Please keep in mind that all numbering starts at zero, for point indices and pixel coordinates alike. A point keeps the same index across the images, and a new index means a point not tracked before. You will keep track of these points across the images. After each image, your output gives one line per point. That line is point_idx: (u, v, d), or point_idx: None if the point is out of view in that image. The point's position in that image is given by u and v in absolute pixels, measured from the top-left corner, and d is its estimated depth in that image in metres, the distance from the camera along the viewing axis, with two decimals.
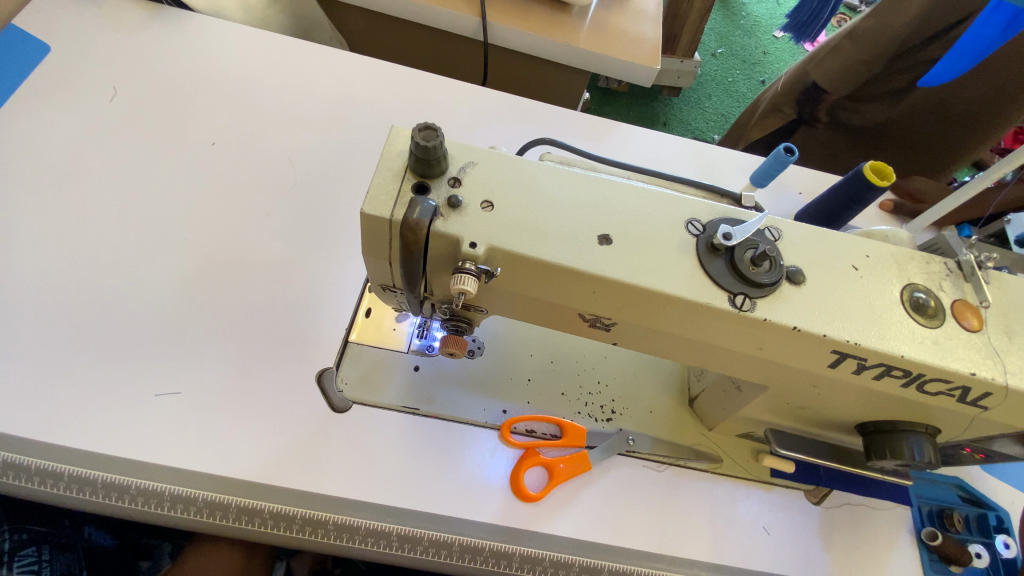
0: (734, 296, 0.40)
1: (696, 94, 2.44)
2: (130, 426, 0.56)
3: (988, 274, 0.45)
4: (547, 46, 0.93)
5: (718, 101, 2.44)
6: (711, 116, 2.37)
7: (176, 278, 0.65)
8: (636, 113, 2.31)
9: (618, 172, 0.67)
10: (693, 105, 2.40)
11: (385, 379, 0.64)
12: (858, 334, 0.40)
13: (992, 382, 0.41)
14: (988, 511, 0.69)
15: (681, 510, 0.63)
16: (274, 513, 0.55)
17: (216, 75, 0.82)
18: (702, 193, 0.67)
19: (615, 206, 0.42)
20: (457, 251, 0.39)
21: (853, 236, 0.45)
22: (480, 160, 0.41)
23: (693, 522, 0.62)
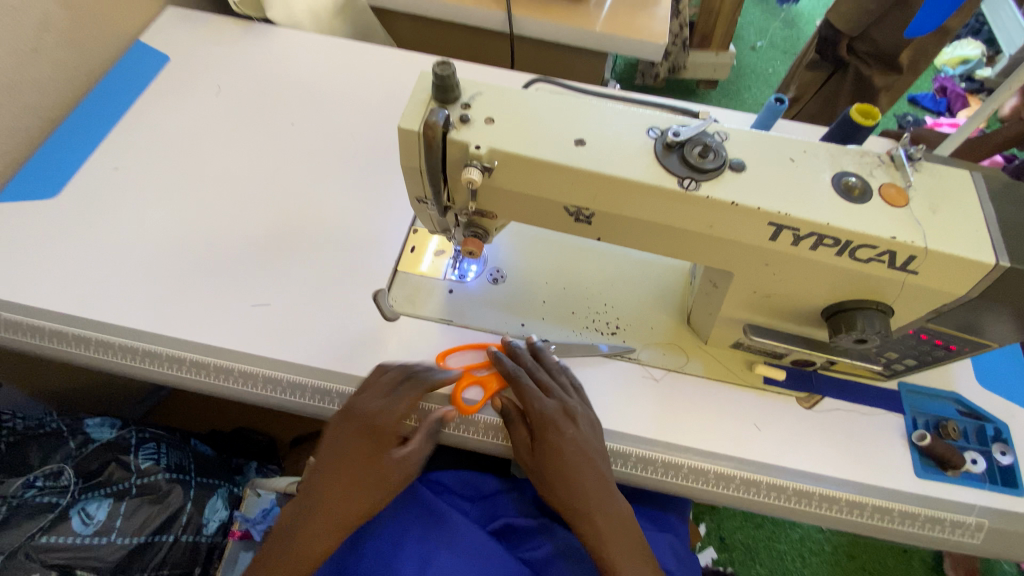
0: (683, 180, 0.51)
1: (735, 86, 2.49)
2: (233, 327, 0.74)
3: (918, 164, 0.54)
4: (565, 33, 1.06)
5: (758, 92, 2.48)
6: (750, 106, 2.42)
7: (263, 222, 0.83)
8: None
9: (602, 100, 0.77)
10: (731, 97, 2.46)
11: (425, 298, 0.78)
12: (788, 208, 0.50)
13: (911, 244, 0.49)
14: (985, 424, 0.74)
15: (530, 418, 0.66)
16: (341, 394, 0.71)
17: (293, 73, 1.01)
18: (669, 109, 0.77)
19: (591, 118, 0.54)
20: (466, 153, 0.52)
21: (792, 138, 0.55)
22: (484, 92, 0.55)
23: (540, 430, 0.64)
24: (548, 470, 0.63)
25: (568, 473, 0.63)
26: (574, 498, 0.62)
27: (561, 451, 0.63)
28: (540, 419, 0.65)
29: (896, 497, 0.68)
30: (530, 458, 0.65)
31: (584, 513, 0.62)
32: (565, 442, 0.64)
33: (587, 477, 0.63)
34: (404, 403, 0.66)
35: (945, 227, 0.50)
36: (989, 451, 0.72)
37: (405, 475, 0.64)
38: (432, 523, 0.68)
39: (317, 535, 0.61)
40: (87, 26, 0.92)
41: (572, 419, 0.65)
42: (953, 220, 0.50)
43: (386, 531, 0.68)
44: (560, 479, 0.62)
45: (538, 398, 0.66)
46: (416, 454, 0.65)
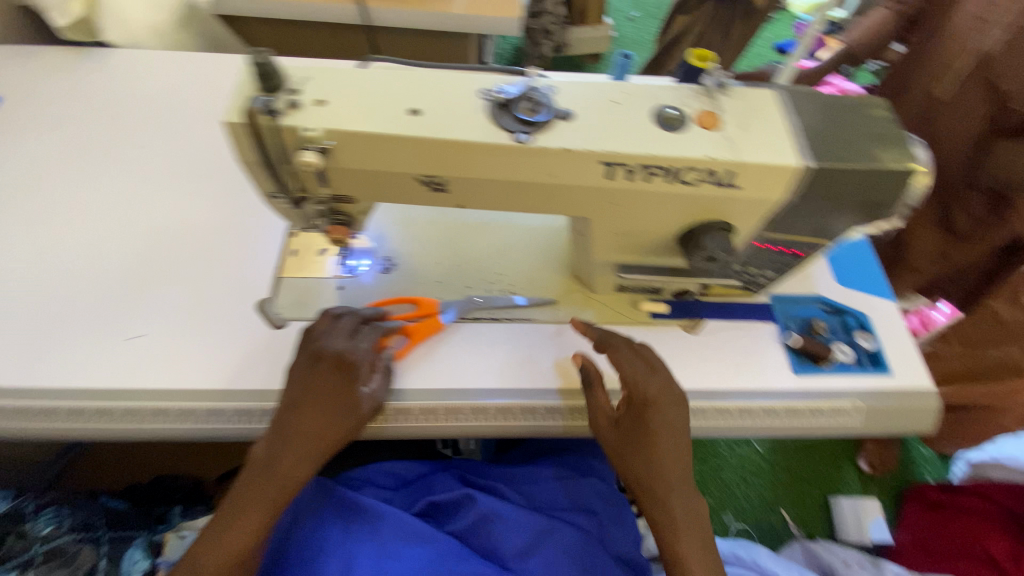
0: (517, 134, 0.53)
1: (619, 57, 2.59)
2: (108, 365, 0.69)
3: (727, 90, 0.59)
4: (422, 18, 1.06)
5: (642, 60, 2.59)
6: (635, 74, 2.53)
7: (127, 251, 0.78)
8: None
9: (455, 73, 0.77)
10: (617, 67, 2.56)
11: (313, 299, 0.77)
12: (616, 145, 0.53)
13: (727, 161, 0.54)
14: (847, 316, 0.82)
15: (632, 396, 0.62)
16: (237, 410, 0.68)
17: (141, 94, 0.96)
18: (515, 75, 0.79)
19: (422, 87, 0.55)
20: (300, 137, 0.51)
21: (615, 82, 0.59)
22: (313, 76, 0.54)
23: (634, 408, 0.62)
24: (633, 448, 0.61)
25: (651, 454, 0.60)
26: (656, 480, 0.60)
27: (647, 432, 0.61)
28: (641, 399, 0.61)
29: (779, 397, 0.75)
30: (614, 432, 0.63)
31: (659, 495, 0.60)
32: (657, 426, 0.61)
33: (667, 458, 0.60)
34: (370, 344, 0.67)
35: (754, 141, 0.55)
36: (853, 340, 0.81)
37: (372, 410, 0.66)
38: (355, 518, 0.69)
39: (296, 464, 0.61)
40: None
41: (664, 399, 0.62)
42: (761, 134, 0.56)
43: (308, 538, 0.67)
44: (642, 456, 0.60)
45: (638, 371, 0.63)
46: (381, 389, 0.68)
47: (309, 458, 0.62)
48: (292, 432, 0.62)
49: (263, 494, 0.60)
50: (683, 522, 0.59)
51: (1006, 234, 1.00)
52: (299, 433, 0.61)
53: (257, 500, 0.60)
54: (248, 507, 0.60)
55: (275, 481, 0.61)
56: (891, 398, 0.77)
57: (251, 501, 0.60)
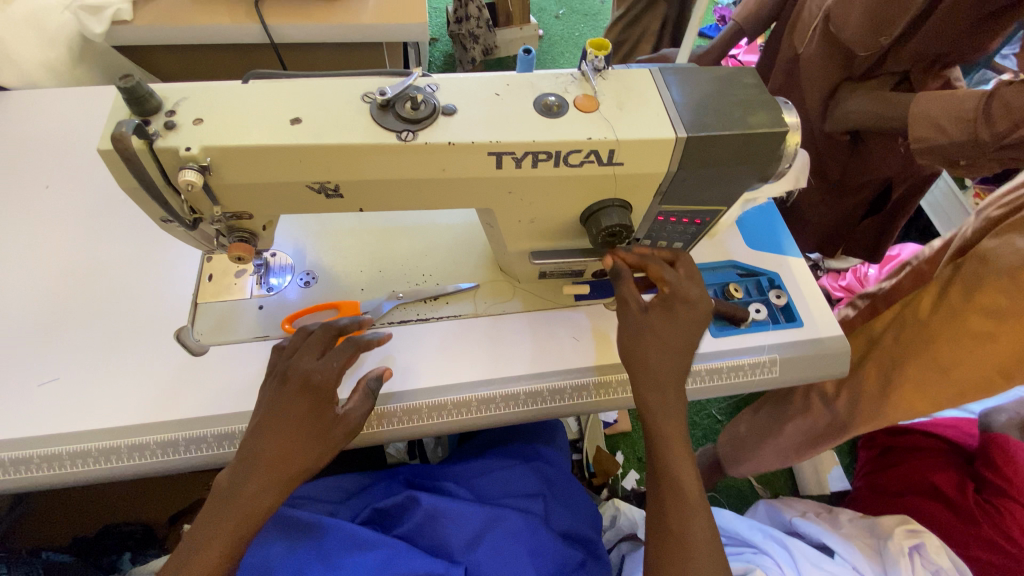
0: (400, 133, 0.54)
1: (550, 55, 2.65)
2: (20, 412, 0.67)
3: (604, 74, 0.62)
4: (327, 31, 1.06)
5: (571, 55, 2.65)
6: None
7: (33, 295, 0.76)
8: None
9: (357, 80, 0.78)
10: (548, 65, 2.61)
11: (235, 321, 0.76)
12: (498, 135, 0.55)
13: (605, 140, 0.57)
14: (760, 277, 0.87)
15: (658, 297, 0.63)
16: (161, 442, 0.67)
17: (39, 133, 0.93)
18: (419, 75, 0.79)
19: (302, 96, 0.55)
20: (180, 158, 0.51)
21: (497, 75, 0.61)
22: (190, 95, 0.54)
23: (671, 300, 0.63)
24: (647, 343, 0.61)
25: (678, 344, 0.61)
26: (666, 373, 0.61)
27: (684, 326, 0.62)
28: (679, 296, 0.63)
29: (701, 360, 0.79)
30: (640, 322, 0.62)
31: (663, 385, 0.61)
32: (676, 326, 0.62)
33: (673, 352, 0.61)
34: (341, 362, 0.60)
35: (630, 118, 0.58)
36: (766, 298, 0.85)
37: (346, 432, 0.61)
38: (298, 534, 0.69)
39: (262, 490, 0.55)
40: None
41: (699, 298, 0.63)
42: (637, 111, 0.59)
43: (252, 561, 0.67)
44: (651, 346, 0.61)
45: (672, 273, 0.64)
46: (359, 409, 0.62)
47: (273, 485, 0.56)
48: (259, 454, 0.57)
49: (219, 523, 0.55)
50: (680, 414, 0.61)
51: (877, 175, 1.05)
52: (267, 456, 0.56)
53: (212, 527, 0.55)
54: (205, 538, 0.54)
55: (234, 510, 0.55)
56: (805, 347, 0.81)
57: (208, 528, 0.55)
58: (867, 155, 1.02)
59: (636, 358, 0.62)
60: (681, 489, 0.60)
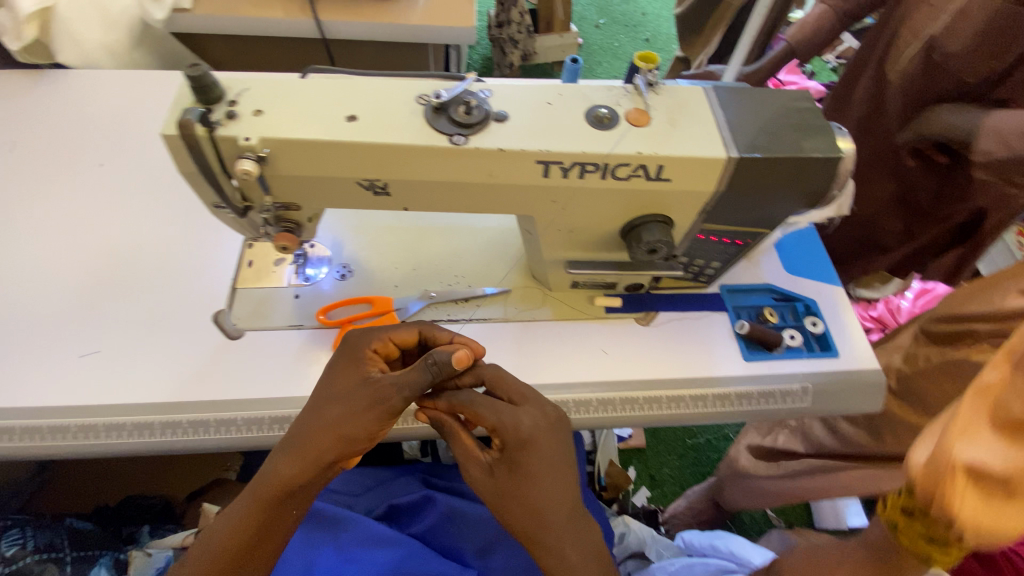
0: (452, 137, 0.55)
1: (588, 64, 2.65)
2: (61, 381, 0.69)
3: (657, 89, 0.61)
4: (377, 29, 1.08)
5: (609, 65, 2.65)
6: None
7: (80, 269, 0.78)
8: None
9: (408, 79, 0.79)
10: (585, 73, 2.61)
11: (271, 308, 0.77)
12: (548, 144, 0.55)
13: (655, 155, 0.56)
14: (797, 302, 0.85)
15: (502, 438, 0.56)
16: (192, 421, 0.69)
17: (96, 113, 0.96)
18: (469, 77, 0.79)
19: (358, 95, 0.56)
20: (238, 147, 0.53)
21: (550, 84, 0.61)
22: (252, 87, 0.56)
23: (507, 454, 0.55)
24: (503, 498, 0.56)
25: (525, 495, 0.54)
26: (547, 523, 0.54)
27: (517, 473, 0.54)
28: (512, 443, 0.55)
29: (731, 383, 0.77)
30: (487, 481, 0.56)
31: (552, 536, 0.54)
32: (525, 471, 0.54)
33: (545, 495, 0.54)
34: (387, 334, 0.62)
35: (682, 135, 0.58)
36: (801, 325, 0.83)
37: (372, 400, 0.56)
38: (315, 525, 0.70)
39: (276, 476, 0.55)
40: None
41: (539, 431, 0.55)
42: (689, 128, 0.58)
43: None
44: (529, 488, 0.54)
45: (516, 412, 0.56)
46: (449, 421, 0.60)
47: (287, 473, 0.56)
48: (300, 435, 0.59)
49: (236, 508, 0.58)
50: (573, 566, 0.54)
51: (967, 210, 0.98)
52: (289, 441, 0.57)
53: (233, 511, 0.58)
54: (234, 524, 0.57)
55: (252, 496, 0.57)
56: (837, 378, 0.80)
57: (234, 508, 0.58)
58: (953, 186, 0.97)
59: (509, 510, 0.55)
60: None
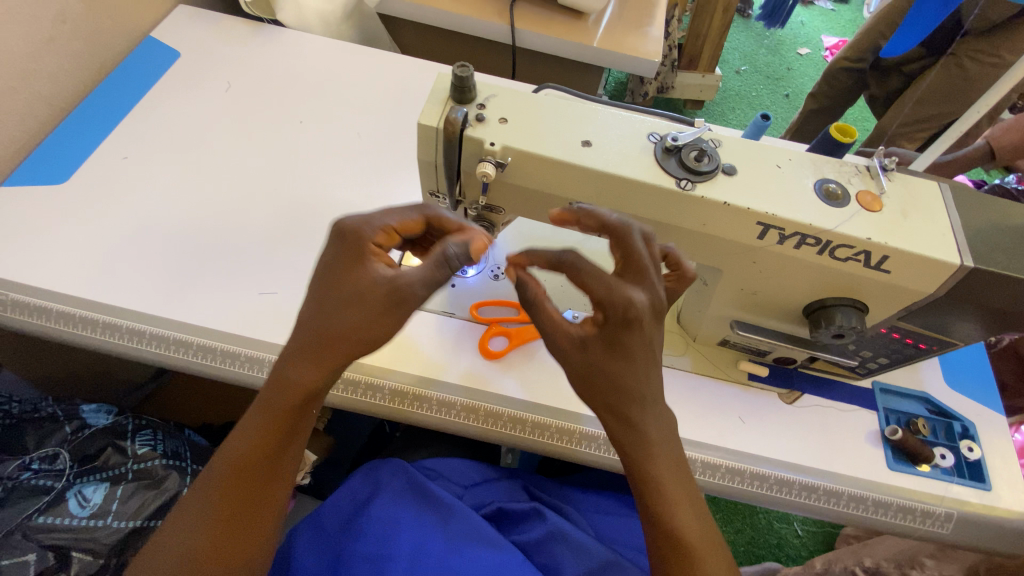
0: (680, 181, 0.55)
1: (720, 107, 2.59)
2: (242, 312, 0.76)
3: (892, 174, 0.59)
4: (564, 46, 1.12)
5: (742, 113, 2.58)
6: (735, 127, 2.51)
7: (270, 213, 0.85)
8: None
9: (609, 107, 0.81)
10: (716, 117, 2.55)
11: (430, 291, 0.82)
12: (774, 208, 0.55)
13: (883, 244, 0.54)
14: (954, 421, 0.79)
15: (608, 313, 0.49)
16: (346, 379, 0.73)
17: (301, 74, 1.04)
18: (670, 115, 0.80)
19: (595, 122, 0.58)
20: (481, 149, 0.56)
21: (778, 146, 0.60)
22: (499, 94, 0.59)
23: (607, 330, 0.50)
24: (599, 373, 0.51)
25: (622, 375, 0.50)
26: (636, 408, 0.51)
27: (619, 349, 0.50)
28: (618, 321, 0.49)
29: (869, 488, 0.73)
30: (578, 353, 0.52)
31: (638, 411, 0.51)
32: (637, 345, 0.50)
33: (640, 378, 0.51)
34: (387, 223, 0.53)
35: (914, 229, 0.55)
36: (956, 447, 0.77)
37: (385, 290, 0.49)
38: (425, 507, 0.72)
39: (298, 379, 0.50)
40: (98, 18, 0.94)
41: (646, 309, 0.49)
42: (922, 223, 0.56)
43: (384, 517, 0.70)
44: (626, 371, 0.50)
45: (626, 287, 0.49)
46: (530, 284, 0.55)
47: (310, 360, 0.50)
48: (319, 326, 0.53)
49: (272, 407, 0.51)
50: (659, 450, 0.52)
51: None
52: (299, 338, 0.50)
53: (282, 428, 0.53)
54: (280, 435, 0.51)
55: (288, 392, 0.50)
56: (988, 515, 0.73)
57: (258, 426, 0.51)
58: None
59: (592, 387, 0.52)
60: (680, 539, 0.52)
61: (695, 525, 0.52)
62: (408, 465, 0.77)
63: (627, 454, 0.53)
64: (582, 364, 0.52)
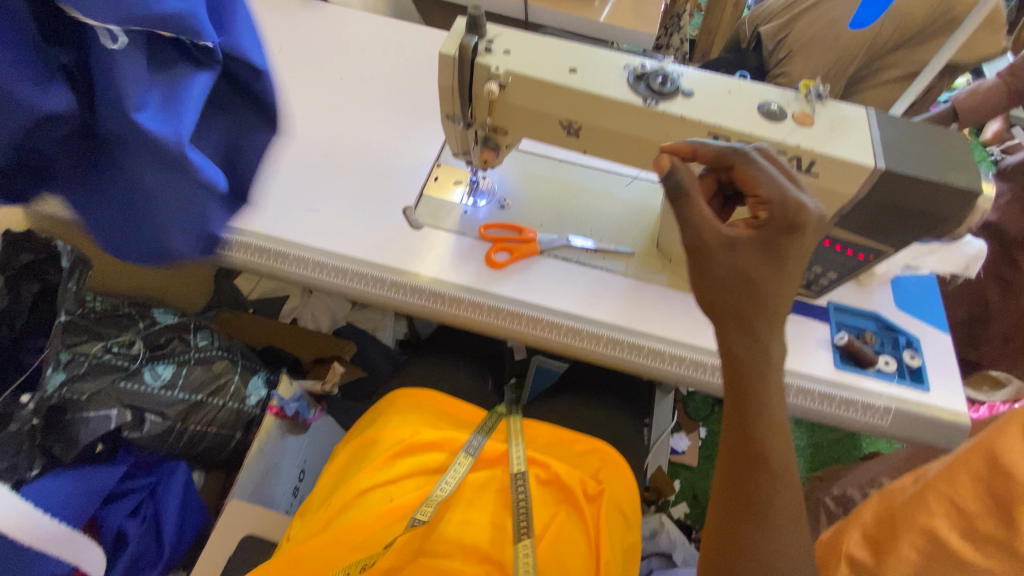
0: (647, 100, 0.69)
1: None
2: (293, 223, 0.92)
3: (826, 102, 0.72)
4: (571, 21, 1.27)
5: None
6: None
7: (315, 149, 1.02)
8: None
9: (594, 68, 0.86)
10: None
11: (446, 214, 0.97)
12: (721, 123, 0.68)
13: (810, 150, 0.67)
14: (899, 335, 0.90)
15: (773, 214, 0.55)
16: (374, 277, 0.89)
17: (341, 40, 1.21)
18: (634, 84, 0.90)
19: (581, 55, 0.73)
20: (489, 74, 0.71)
21: (732, 79, 0.73)
22: (504, 33, 0.74)
23: (768, 228, 0.55)
24: (745, 277, 0.55)
25: (773, 280, 0.55)
26: (763, 321, 0.55)
27: (771, 249, 0.55)
28: (782, 225, 0.55)
29: (818, 383, 0.85)
30: (728, 254, 0.56)
31: (766, 326, 0.54)
32: (791, 250, 0.55)
33: (782, 290, 0.55)
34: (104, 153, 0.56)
35: (839, 140, 0.68)
36: (900, 355, 0.88)
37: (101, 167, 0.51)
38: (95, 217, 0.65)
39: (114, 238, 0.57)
40: None
41: (811, 221, 0.56)
42: (845, 136, 0.69)
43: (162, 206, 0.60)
44: (770, 278, 0.54)
45: (794, 193, 0.56)
46: (681, 170, 0.59)
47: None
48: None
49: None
50: (774, 373, 0.55)
51: None
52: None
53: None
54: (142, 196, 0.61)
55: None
56: (924, 411, 0.84)
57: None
58: None
59: (726, 289, 0.55)
60: (772, 458, 0.54)
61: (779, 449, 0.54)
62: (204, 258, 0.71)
63: (739, 367, 0.55)
64: (730, 263, 0.55)
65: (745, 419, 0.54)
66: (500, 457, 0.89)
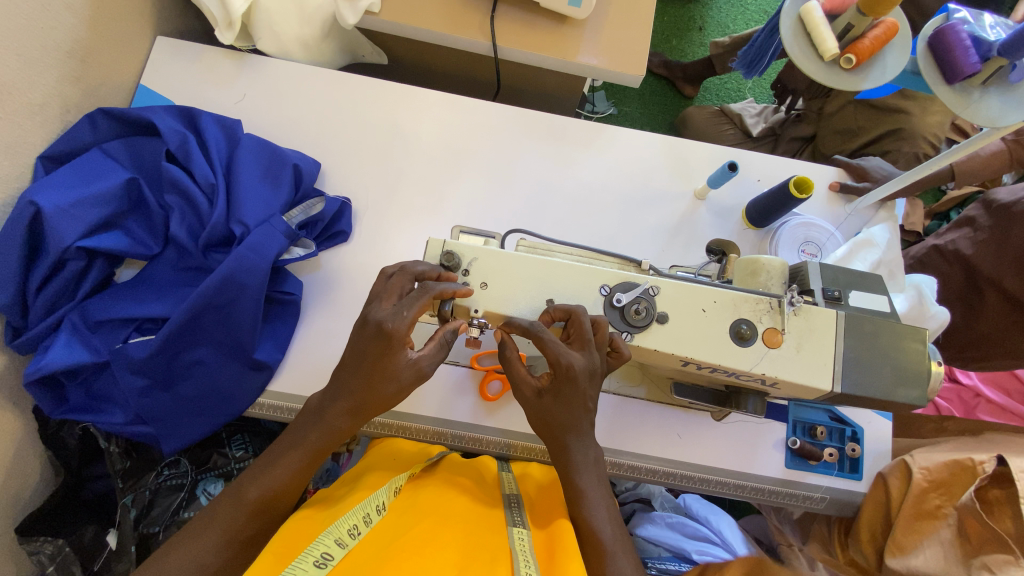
0: (621, 332, 0.73)
1: None
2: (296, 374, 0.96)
3: (798, 309, 0.74)
4: (545, 59, 1.11)
5: None
6: (751, 16, 2.05)
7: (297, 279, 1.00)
8: (678, 26, 2.04)
9: (570, 255, 0.87)
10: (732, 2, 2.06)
11: None
12: (689, 352, 0.73)
13: (774, 375, 0.72)
14: (847, 427, 1.02)
15: (556, 371, 0.69)
16: (380, 423, 0.98)
17: (293, 114, 1.08)
18: (619, 261, 0.87)
19: (558, 281, 0.75)
20: (469, 312, 0.75)
21: (708, 287, 0.75)
22: (479, 257, 0.75)
23: (556, 382, 0.70)
24: (548, 415, 0.73)
25: (564, 414, 0.72)
26: (570, 436, 0.73)
27: (561, 394, 0.71)
28: (564, 380, 0.70)
29: (768, 482, 1.00)
30: (535, 400, 0.73)
31: (573, 439, 0.73)
32: (575, 392, 0.70)
33: (575, 416, 0.72)
34: (284, 476, 0.73)
35: (803, 362, 0.72)
36: (843, 447, 1.02)
37: (415, 377, 0.70)
38: (171, 368, 0.89)
39: (270, 487, 0.73)
40: (94, 92, 0.98)
41: (581, 371, 0.69)
42: (812, 354, 0.73)
43: (199, 333, 0.89)
44: (568, 410, 0.72)
45: (566, 353, 0.69)
46: (511, 344, 0.74)
47: (232, 551, 0.69)
48: (326, 408, 0.74)
49: (233, 517, 0.71)
50: (582, 470, 0.74)
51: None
52: (264, 494, 0.72)
53: (195, 547, 0.68)
54: (347, 358, 0.72)
55: (246, 505, 0.71)
56: (851, 497, 1.01)
57: (272, 473, 0.73)
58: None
59: (544, 422, 0.73)
60: (592, 536, 0.72)
61: (609, 532, 0.72)
62: (176, 362, 0.89)
63: (562, 470, 0.75)
64: (535, 404, 0.73)
65: (572, 504, 0.74)
66: (492, 479, 0.91)
